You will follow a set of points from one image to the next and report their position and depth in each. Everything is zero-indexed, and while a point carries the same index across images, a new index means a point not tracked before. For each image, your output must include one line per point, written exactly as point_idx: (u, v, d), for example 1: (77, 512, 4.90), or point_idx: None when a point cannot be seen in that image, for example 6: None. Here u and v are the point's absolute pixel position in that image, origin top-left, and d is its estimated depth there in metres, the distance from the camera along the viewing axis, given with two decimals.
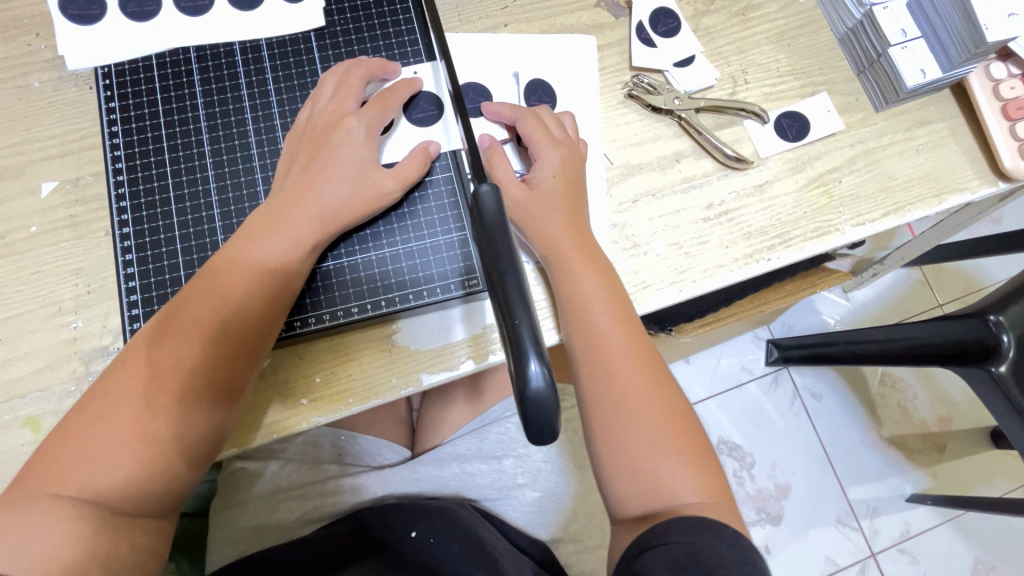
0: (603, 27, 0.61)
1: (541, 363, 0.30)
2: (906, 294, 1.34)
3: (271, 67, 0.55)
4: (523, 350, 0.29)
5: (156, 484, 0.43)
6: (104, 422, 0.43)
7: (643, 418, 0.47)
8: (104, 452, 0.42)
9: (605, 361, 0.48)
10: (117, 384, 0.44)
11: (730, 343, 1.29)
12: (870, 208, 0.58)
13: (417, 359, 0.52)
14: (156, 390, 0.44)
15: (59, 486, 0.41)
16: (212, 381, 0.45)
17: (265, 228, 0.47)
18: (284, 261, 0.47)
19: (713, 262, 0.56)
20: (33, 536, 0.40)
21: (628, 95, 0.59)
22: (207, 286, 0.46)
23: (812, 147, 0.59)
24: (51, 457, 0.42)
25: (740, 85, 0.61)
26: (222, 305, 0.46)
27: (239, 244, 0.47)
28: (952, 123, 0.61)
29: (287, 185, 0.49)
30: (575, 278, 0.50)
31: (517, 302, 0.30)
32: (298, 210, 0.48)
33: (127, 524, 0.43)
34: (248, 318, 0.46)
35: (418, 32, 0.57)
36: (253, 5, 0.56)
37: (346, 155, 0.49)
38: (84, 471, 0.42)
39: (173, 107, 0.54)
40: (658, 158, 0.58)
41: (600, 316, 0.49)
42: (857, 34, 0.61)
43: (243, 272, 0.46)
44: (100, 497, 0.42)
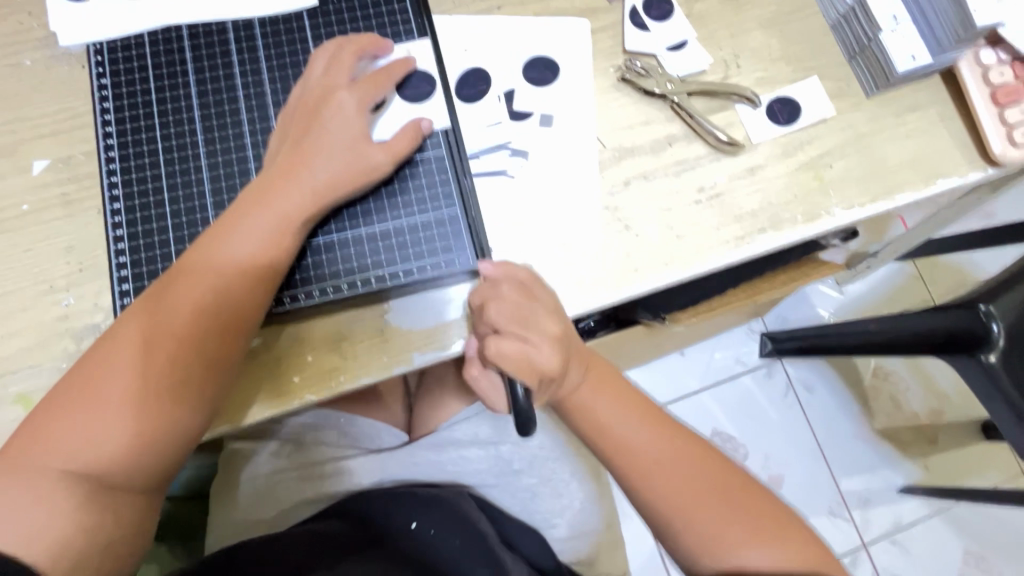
0: (597, 11, 0.61)
1: (522, 387, 0.47)
2: (899, 287, 1.35)
3: (264, 45, 0.55)
4: (512, 381, 0.47)
5: (148, 455, 0.44)
6: (95, 390, 0.43)
7: (710, 510, 0.49)
8: (94, 422, 0.42)
9: (647, 467, 0.50)
10: (109, 353, 0.44)
11: (723, 337, 1.29)
12: (861, 193, 0.59)
13: (411, 339, 0.52)
14: (147, 365, 0.44)
15: (49, 454, 0.42)
16: (205, 354, 0.45)
17: (257, 204, 0.47)
18: (275, 238, 0.47)
19: (704, 244, 0.57)
20: (23, 505, 0.40)
21: (621, 79, 0.60)
22: (199, 263, 0.46)
23: (803, 132, 0.60)
24: (39, 429, 0.42)
25: (732, 70, 0.61)
26: (217, 280, 0.46)
27: (230, 219, 0.47)
28: (942, 109, 0.61)
29: (280, 159, 0.49)
30: (604, 421, 0.52)
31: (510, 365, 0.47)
32: (291, 185, 0.48)
33: (113, 494, 0.43)
34: (241, 293, 0.46)
35: (411, 12, 0.57)
36: None
37: (338, 131, 0.49)
38: (74, 443, 0.42)
39: (166, 83, 0.54)
40: (650, 142, 0.59)
41: (640, 441, 0.51)
42: (849, 20, 0.61)
43: (236, 248, 0.47)
44: (90, 467, 0.42)
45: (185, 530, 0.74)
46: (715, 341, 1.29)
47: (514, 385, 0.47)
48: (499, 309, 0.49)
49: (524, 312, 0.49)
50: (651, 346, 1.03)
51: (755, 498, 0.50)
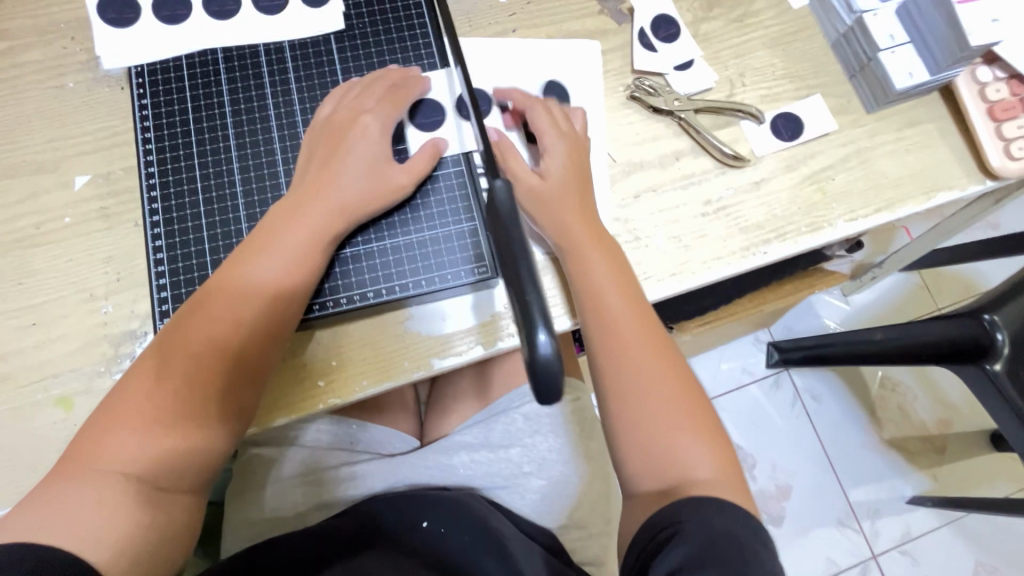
0: (607, 32, 0.64)
1: (548, 334, 0.32)
2: (904, 296, 1.37)
3: (293, 67, 0.59)
4: (532, 322, 0.32)
5: (195, 460, 0.46)
6: (141, 403, 0.45)
7: (658, 394, 0.49)
8: (142, 431, 0.44)
9: (622, 350, 0.50)
10: (151, 367, 0.46)
11: (730, 347, 1.31)
12: (863, 205, 0.61)
13: (428, 344, 0.55)
14: (191, 373, 0.46)
15: (101, 461, 0.44)
16: (244, 363, 0.48)
17: (291, 219, 0.50)
18: (306, 253, 0.50)
19: (712, 255, 0.59)
20: (83, 508, 0.42)
21: (631, 97, 0.62)
22: (236, 275, 0.49)
23: (806, 146, 0.62)
24: (93, 437, 0.44)
25: (737, 88, 0.64)
26: (251, 294, 0.48)
27: (264, 234, 0.50)
28: (941, 124, 0.63)
29: (307, 178, 0.52)
30: (585, 261, 0.52)
31: (529, 279, 0.33)
32: (320, 203, 0.51)
33: (165, 497, 0.45)
34: (274, 305, 0.49)
35: (432, 35, 0.61)
36: (276, 10, 0.59)
37: (364, 152, 0.53)
38: (125, 449, 0.44)
39: (202, 103, 0.57)
40: (658, 156, 0.61)
41: (612, 296, 0.52)
42: (848, 40, 0.64)
43: (272, 260, 0.49)
44: (143, 471, 0.44)
45: (206, 535, 0.75)
46: (722, 350, 1.31)
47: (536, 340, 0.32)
48: (541, 114, 0.56)
49: (581, 171, 0.55)
50: None
51: (712, 421, 0.50)
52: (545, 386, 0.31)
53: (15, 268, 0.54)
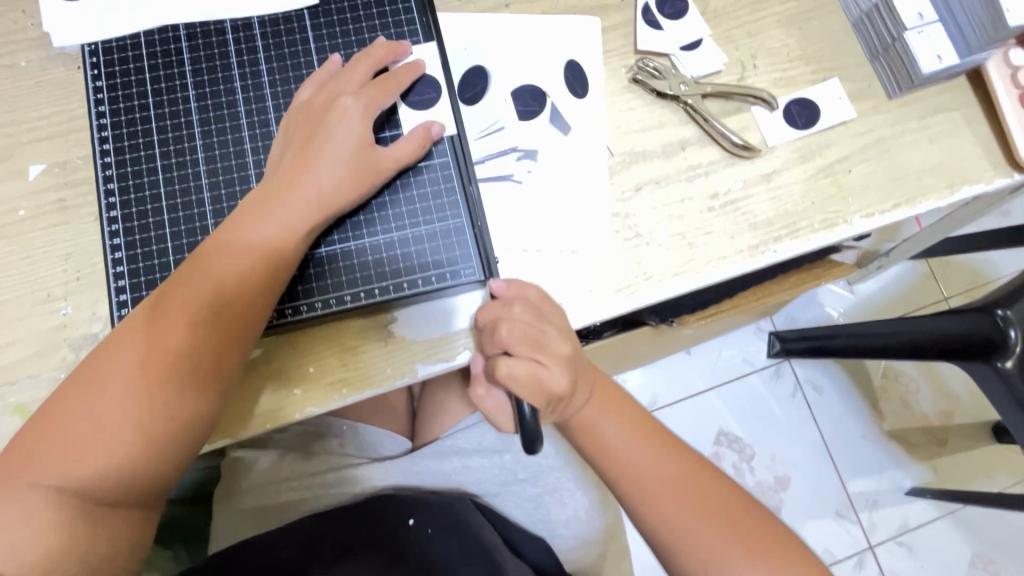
0: (608, 8, 0.59)
1: None
2: (911, 287, 1.33)
3: (263, 46, 0.54)
4: None
5: (142, 473, 0.42)
6: (87, 406, 0.42)
7: (705, 530, 0.48)
8: (83, 439, 0.41)
9: (652, 493, 0.50)
10: (101, 366, 0.43)
11: (731, 336, 1.27)
12: (880, 200, 0.57)
13: (413, 350, 0.51)
14: (142, 380, 0.42)
15: (39, 472, 0.40)
16: (200, 369, 0.44)
17: (259, 214, 0.46)
18: (276, 248, 0.46)
19: (718, 253, 0.55)
20: (15, 522, 0.39)
21: (633, 80, 0.57)
22: (198, 273, 0.45)
23: (822, 135, 0.58)
24: (32, 443, 0.41)
25: (749, 70, 0.59)
26: (213, 293, 0.44)
27: (232, 227, 0.46)
28: (968, 111, 0.59)
29: (281, 168, 0.48)
30: (609, 448, 0.51)
31: None
32: (295, 195, 0.46)
33: (108, 514, 0.42)
34: (239, 306, 0.45)
35: (416, 10, 0.55)
36: None
37: (345, 139, 0.48)
38: (66, 460, 0.40)
39: (163, 88, 0.53)
40: (662, 146, 0.57)
41: (644, 473, 0.50)
42: (871, 18, 0.58)
43: (237, 259, 0.45)
44: (83, 483, 0.41)
45: (188, 533, 0.73)
46: (723, 340, 1.27)
47: None
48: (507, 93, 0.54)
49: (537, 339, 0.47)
50: (659, 348, 1.03)
51: (761, 522, 0.48)
52: (529, 442, 0.46)
53: None
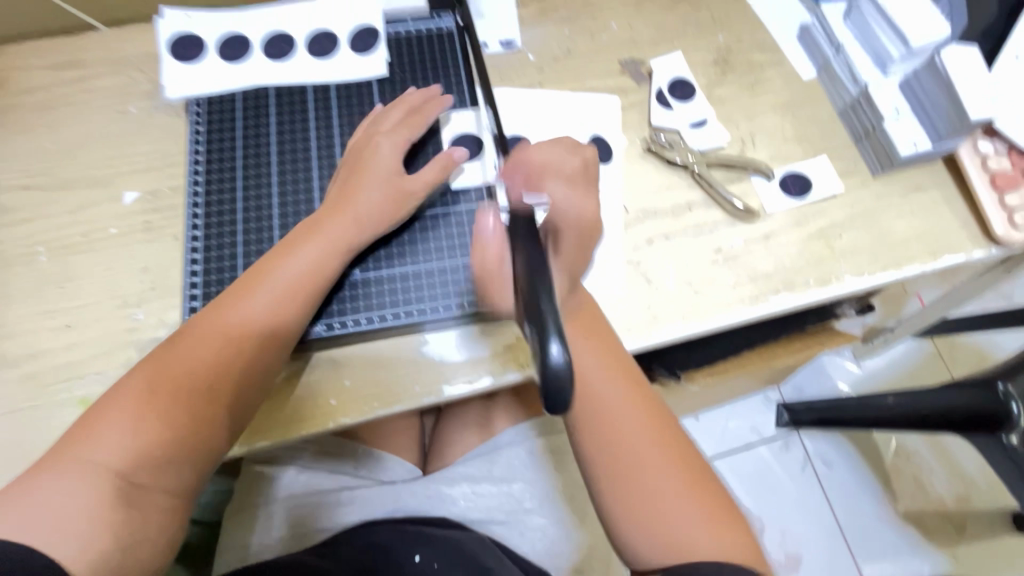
0: (626, 91, 0.69)
1: (561, 346, 0.31)
2: (918, 363, 1.35)
3: (336, 105, 0.64)
4: (545, 333, 0.31)
5: (181, 457, 0.46)
6: (137, 392, 0.46)
7: (656, 473, 0.49)
8: (131, 422, 0.45)
9: (610, 429, 0.50)
10: (157, 362, 0.48)
11: (739, 405, 1.29)
12: (870, 262, 0.63)
13: (439, 370, 0.56)
14: (192, 370, 0.47)
15: (86, 452, 0.43)
16: (238, 361, 0.49)
17: (310, 233, 0.53)
18: (319, 259, 0.53)
19: (720, 300, 0.60)
20: (54, 501, 0.41)
21: (646, 150, 0.66)
22: (253, 279, 0.51)
23: (814, 204, 0.65)
24: (89, 424, 0.45)
25: (748, 147, 0.68)
26: (264, 295, 0.51)
27: (286, 245, 0.53)
28: (945, 191, 0.66)
29: (332, 195, 0.56)
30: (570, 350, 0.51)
31: (541, 289, 0.33)
32: (343, 221, 0.54)
33: (142, 499, 0.44)
34: (284, 310, 0.51)
35: (465, 82, 0.65)
36: (327, 53, 0.64)
37: (384, 171, 0.56)
38: (113, 440, 0.44)
39: (250, 134, 0.62)
40: (671, 205, 0.64)
41: (601, 383, 0.51)
42: (855, 108, 0.68)
43: (287, 268, 0.52)
44: (124, 463, 0.43)
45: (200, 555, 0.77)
46: (730, 409, 1.28)
47: (546, 345, 0.31)
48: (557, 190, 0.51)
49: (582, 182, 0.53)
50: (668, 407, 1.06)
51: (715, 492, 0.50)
52: (551, 394, 0.30)
53: (58, 272, 0.57)
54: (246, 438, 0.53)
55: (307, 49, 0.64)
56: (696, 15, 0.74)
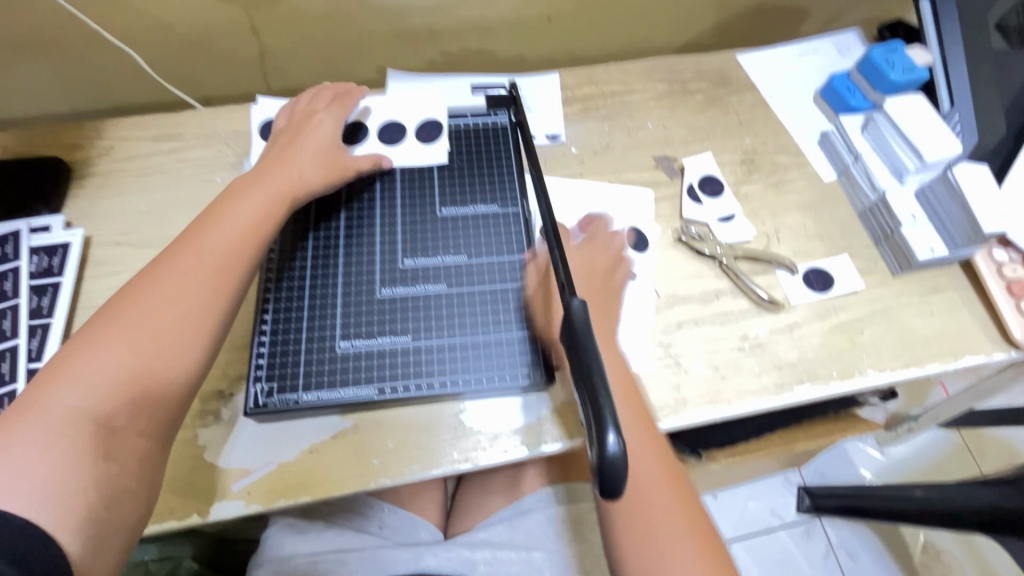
0: (660, 184, 0.76)
1: (617, 435, 0.33)
2: (945, 456, 1.32)
3: (400, 179, 0.70)
4: (603, 421, 0.34)
5: (156, 387, 0.48)
6: (93, 345, 0.47)
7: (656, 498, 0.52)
8: (99, 365, 0.46)
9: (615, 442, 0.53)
10: (112, 310, 0.50)
11: (758, 487, 1.27)
12: (892, 358, 0.66)
13: (477, 438, 0.59)
14: (156, 308, 0.50)
15: (55, 397, 0.44)
16: (208, 293, 0.52)
17: (254, 186, 0.60)
18: (267, 207, 0.59)
19: (747, 387, 0.63)
20: (25, 448, 0.41)
21: (677, 240, 0.71)
22: (201, 227, 0.56)
23: (836, 299, 0.69)
24: (53, 371, 0.46)
25: (773, 241, 0.73)
26: (215, 236, 0.55)
27: (229, 199, 0.59)
28: (964, 293, 0.70)
29: (269, 159, 0.63)
30: None
31: (598, 377, 0.36)
32: (282, 171, 0.62)
33: (117, 441, 0.45)
34: (233, 248, 0.55)
35: (515, 167, 0.71)
36: (396, 140, 0.71)
37: (313, 140, 0.65)
38: (84, 381, 0.45)
39: (319, 204, 0.67)
40: (700, 293, 0.68)
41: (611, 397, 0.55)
42: (873, 212, 0.73)
43: (239, 215, 0.57)
44: (92, 406, 0.44)
45: None
46: (749, 491, 1.27)
47: (604, 432, 0.33)
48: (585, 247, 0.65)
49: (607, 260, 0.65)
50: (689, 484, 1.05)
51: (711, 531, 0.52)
52: (609, 480, 0.33)
53: None
54: (293, 492, 0.56)
55: (378, 137, 0.71)
56: (724, 118, 0.81)
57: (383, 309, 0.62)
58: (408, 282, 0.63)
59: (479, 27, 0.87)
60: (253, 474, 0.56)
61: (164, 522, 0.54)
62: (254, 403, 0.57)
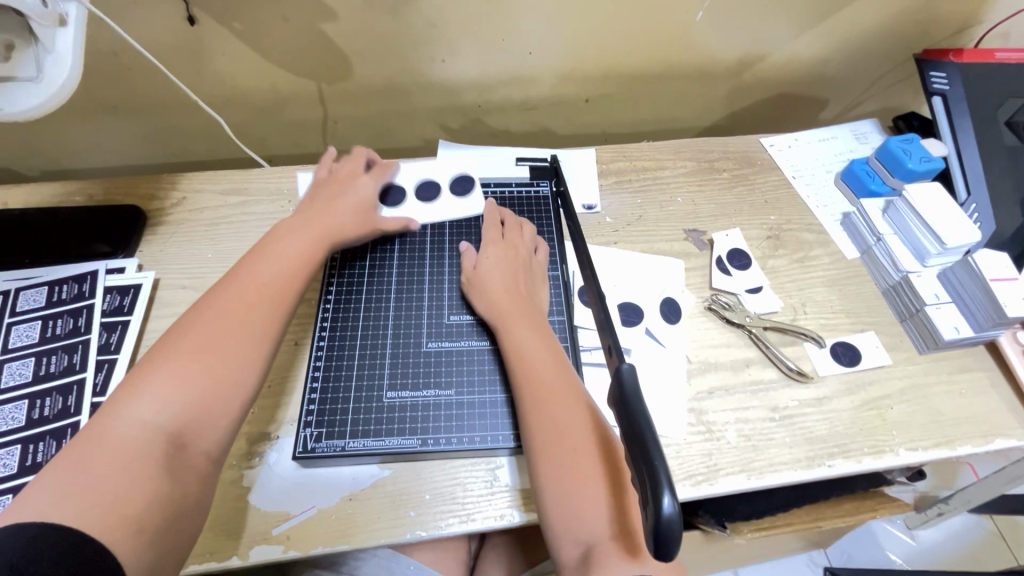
0: (690, 255, 0.80)
1: (672, 498, 0.35)
2: (979, 545, 1.27)
3: (450, 239, 0.75)
4: (659, 484, 0.36)
5: (214, 409, 0.50)
6: (163, 368, 0.50)
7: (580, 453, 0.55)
8: (164, 390, 0.49)
9: (541, 397, 0.57)
10: (173, 340, 0.53)
11: (781, 566, 1.22)
12: (923, 436, 0.66)
13: (513, 495, 0.60)
14: (216, 338, 0.53)
15: (124, 420, 0.46)
16: (260, 324, 0.56)
17: (300, 228, 0.65)
18: (312, 248, 0.64)
19: (779, 459, 0.64)
20: (99, 467, 0.43)
21: (706, 308, 0.75)
22: (253, 263, 0.61)
23: (864, 374, 0.71)
24: (121, 397, 0.48)
25: (800, 314, 0.75)
26: (266, 271, 0.60)
27: (278, 238, 0.64)
28: (991, 375, 0.71)
29: (313, 205, 0.69)
30: (514, 334, 0.62)
31: (651, 440, 0.38)
32: (325, 214, 0.68)
33: (182, 462, 0.47)
34: (280, 280, 0.60)
35: (556, 235, 0.77)
36: (432, 197, 0.78)
37: (355, 196, 0.71)
38: (151, 406, 0.47)
39: (374, 264, 0.72)
40: (730, 361, 0.71)
41: (540, 361, 0.60)
42: (898, 291, 0.76)
43: (288, 253, 0.62)
44: (162, 426, 0.47)
45: None
46: (772, 570, 1.22)
47: (658, 493, 0.35)
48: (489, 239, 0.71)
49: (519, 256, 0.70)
50: (711, 558, 1.02)
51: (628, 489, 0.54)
52: (662, 543, 0.34)
53: None
54: (330, 540, 0.56)
55: (415, 194, 0.78)
56: (750, 196, 0.87)
57: (428, 361, 0.65)
58: (453, 337, 0.67)
59: (523, 105, 0.95)
60: (293, 519, 0.57)
61: (203, 563, 0.55)
62: (303, 447, 0.59)
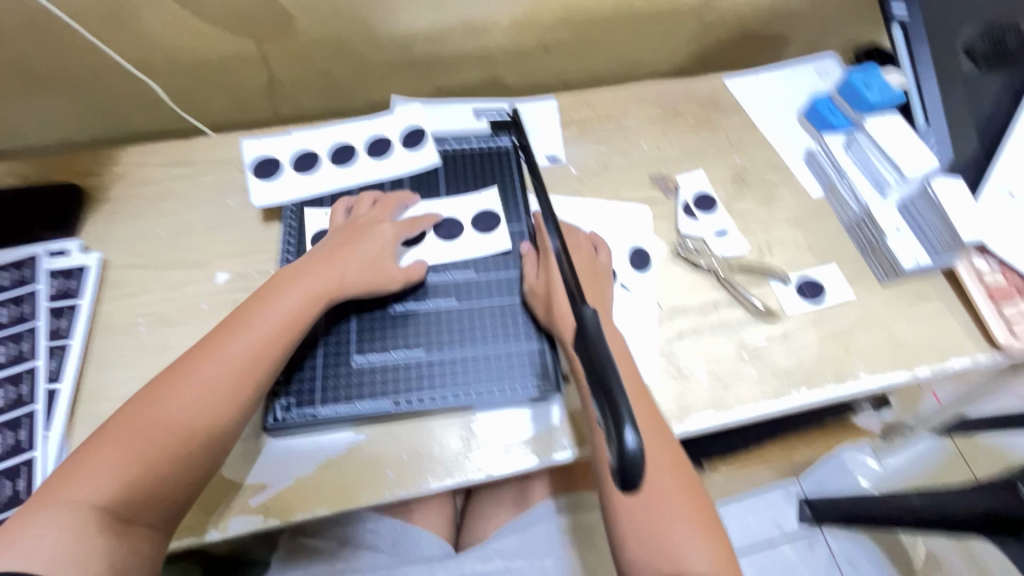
0: (656, 201, 0.79)
1: (635, 434, 0.36)
2: (940, 464, 1.35)
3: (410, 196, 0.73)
4: (621, 421, 0.36)
5: (160, 490, 0.49)
6: (123, 429, 0.49)
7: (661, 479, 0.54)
8: (118, 463, 0.48)
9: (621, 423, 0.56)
10: (142, 400, 0.51)
11: (759, 499, 1.28)
12: (884, 363, 0.68)
13: (489, 448, 0.60)
14: (182, 413, 0.51)
15: (78, 489, 0.46)
16: (229, 402, 0.52)
17: (303, 273, 0.60)
18: (304, 305, 0.58)
19: (747, 393, 0.66)
20: (45, 537, 0.44)
21: (674, 254, 0.74)
22: (242, 317, 0.56)
23: (828, 307, 0.72)
24: (81, 459, 0.48)
25: (766, 254, 0.76)
26: (251, 332, 0.55)
27: (275, 285, 0.59)
28: (948, 300, 0.73)
29: (331, 242, 0.64)
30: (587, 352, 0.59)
31: (613, 379, 0.38)
32: (325, 270, 0.60)
33: (127, 533, 0.47)
34: (263, 346, 0.55)
35: (518, 187, 0.75)
36: (384, 152, 0.75)
37: (372, 236, 0.64)
38: (103, 479, 0.47)
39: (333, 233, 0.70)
40: (699, 304, 0.71)
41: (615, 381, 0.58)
42: (860, 225, 0.77)
43: (275, 308, 0.57)
44: (106, 502, 0.46)
45: None
46: (750, 503, 1.27)
47: (621, 432, 0.36)
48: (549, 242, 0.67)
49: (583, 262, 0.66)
50: None
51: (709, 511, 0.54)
52: (626, 476, 0.35)
53: (155, 342, 0.65)
54: (310, 506, 0.56)
55: (367, 151, 0.75)
56: (715, 138, 0.86)
57: (395, 323, 0.64)
58: (419, 298, 0.66)
59: (480, 57, 0.91)
60: (269, 489, 0.57)
61: (183, 539, 0.54)
62: (273, 418, 0.59)
